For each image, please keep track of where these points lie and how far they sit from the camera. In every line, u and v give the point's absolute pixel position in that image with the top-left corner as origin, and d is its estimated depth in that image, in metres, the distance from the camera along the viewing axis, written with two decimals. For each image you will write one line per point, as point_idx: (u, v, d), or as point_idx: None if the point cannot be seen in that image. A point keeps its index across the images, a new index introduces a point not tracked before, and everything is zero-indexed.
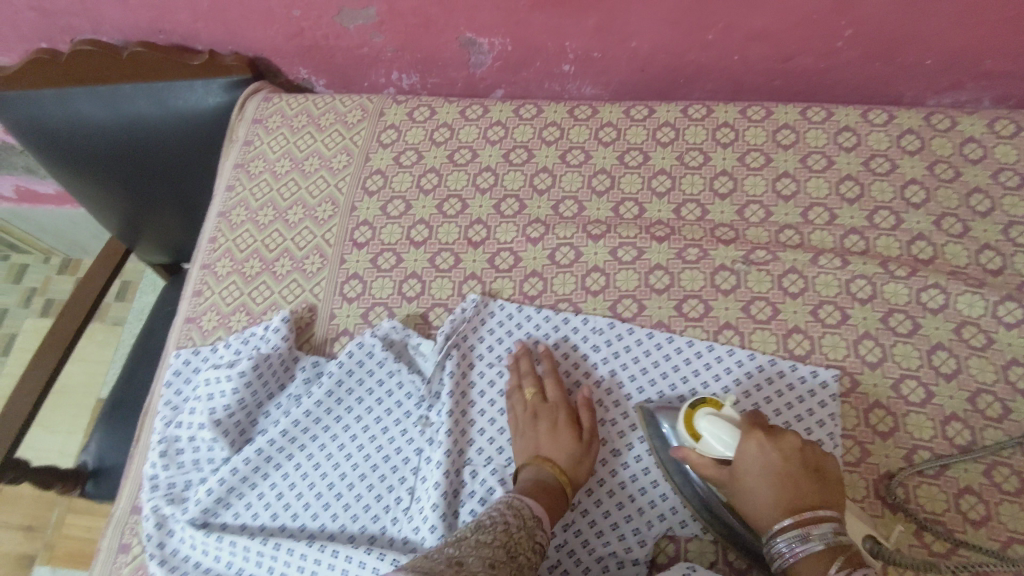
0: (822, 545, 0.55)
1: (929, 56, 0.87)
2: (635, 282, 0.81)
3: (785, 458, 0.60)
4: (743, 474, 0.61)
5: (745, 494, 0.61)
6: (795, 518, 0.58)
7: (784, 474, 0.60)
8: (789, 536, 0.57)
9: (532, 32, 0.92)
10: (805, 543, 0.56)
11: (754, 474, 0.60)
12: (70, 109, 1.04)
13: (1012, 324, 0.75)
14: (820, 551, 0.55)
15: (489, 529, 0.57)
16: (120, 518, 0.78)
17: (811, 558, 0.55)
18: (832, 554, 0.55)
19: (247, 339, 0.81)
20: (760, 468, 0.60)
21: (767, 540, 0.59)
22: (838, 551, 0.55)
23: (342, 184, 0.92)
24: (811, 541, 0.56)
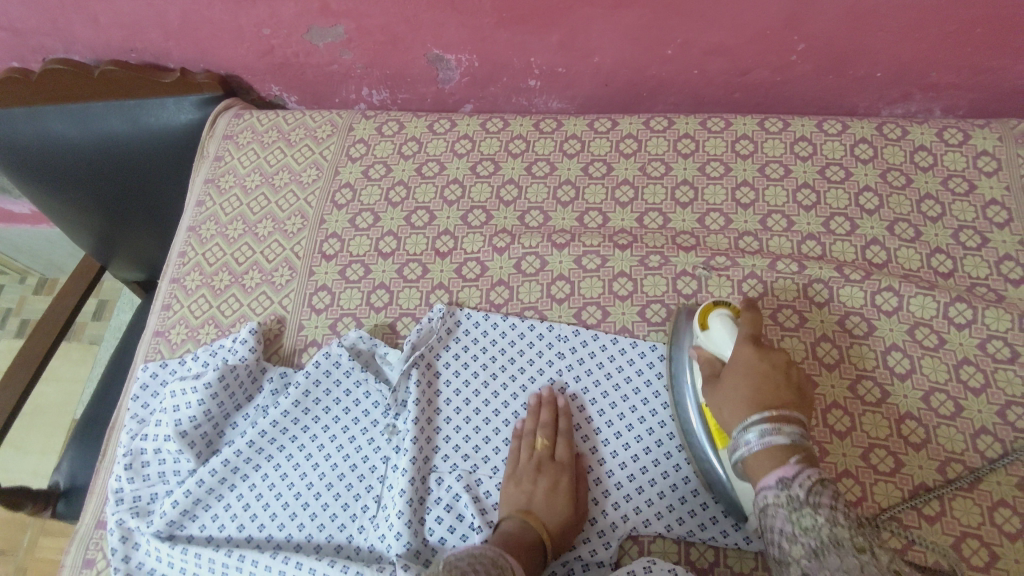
0: (787, 439, 0.59)
1: (879, 69, 0.90)
2: (599, 289, 0.83)
3: (773, 362, 0.65)
4: (735, 366, 0.65)
5: (726, 391, 0.64)
6: (767, 409, 0.61)
7: (766, 373, 0.64)
8: (760, 423, 0.60)
9: (498, 49, 0.95)
10: (772, 434, 0.59)
11: (739, 368, 0.65)
12: (41, 127, 1.04)
13: (962, 324, 0.77)
14: (785, 443, 0.58)
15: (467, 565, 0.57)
16: (85, 534, 0.77)
17: (774, 449, 0.58)
18: (793, 451, 0.58)
19: (215, 351, 0.82)
20: (749, 370, 0.64)
21: (735, 431, 0.62)
22: (800, 450, 0.59)
23: (312, 198, 0.94)
24: (778, 434, 0.59)
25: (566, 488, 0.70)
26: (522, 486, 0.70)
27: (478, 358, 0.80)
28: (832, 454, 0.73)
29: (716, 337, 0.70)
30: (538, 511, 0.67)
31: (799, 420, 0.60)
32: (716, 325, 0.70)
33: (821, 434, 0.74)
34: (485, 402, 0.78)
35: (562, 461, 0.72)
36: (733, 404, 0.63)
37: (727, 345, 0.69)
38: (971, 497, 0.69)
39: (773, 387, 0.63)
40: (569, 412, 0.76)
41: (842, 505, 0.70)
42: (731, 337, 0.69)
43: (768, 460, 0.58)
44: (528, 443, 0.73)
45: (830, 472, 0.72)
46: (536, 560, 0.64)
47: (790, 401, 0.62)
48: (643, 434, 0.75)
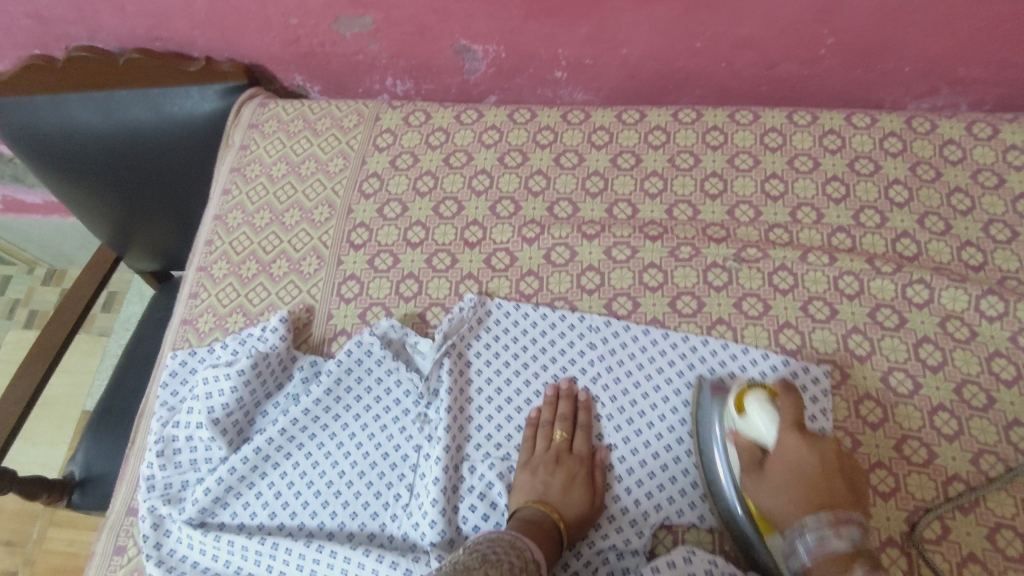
0: (848, 545, 0.56)
1: (908, 63, 0.90)
2: (630, 280, 0.83)
3: (824, 455, 0.62)
4: (783, 460, 0.63)
5: (776, 480, 0.62)
6: (824, 512, 0.59)
7: (820, 479, 0.61)
8: (820, 530, 0.57)
9: (526, 40, 0.94)
10: (834, 539, 0.57)
11: (787, 460, 0.62)
12: (63, 114, 1.04)
13: (995, 317, 0.77)
14: (845, 550, 0.56)
15: (497, 566, 0.55)
16: (115, 521, 0.77)
17: (835, 555, 0.56)
18: (856, 556, 0.56)
19: (244, 339, 0.81)
20: (800, 459, 0.62)
21: (792, 531, 0.59)
22: (861, 555, 0.56)
23: (339, 187, 0.93)
24: (839, 539, 0.57)
25: (582, 478, 0.71)
26: (538, 476, 0.71)
27: (509, 347, 0.80)
28: (865, 445, 0.73)
29: (758, 426, 0.65)
30: (554, 502, 0.68)
31: (859, 522, 0.59)
32: (754, 409, 0.65)
33: (854, 425, 0.74)
34: (516, 391, 0.78)
35: (579, 454, 0.73)
36: (789, 502, 0.61)
37: (769, 433, 0.64)
38: (1004, 488, 0.69)
39: (828, 488, 0.61)
40: (591, 408, 0.76)
41: (875, 495, 0.70)
42: (773, 424, 0.64)
43: (830, 573, 0.56)
44: (545, 433, 0.74)
45: (863, 463, 0.72)
46: (551, 551, 0.64)
47: (844, 503, 0.60)
48: (676, 425, 0.75)
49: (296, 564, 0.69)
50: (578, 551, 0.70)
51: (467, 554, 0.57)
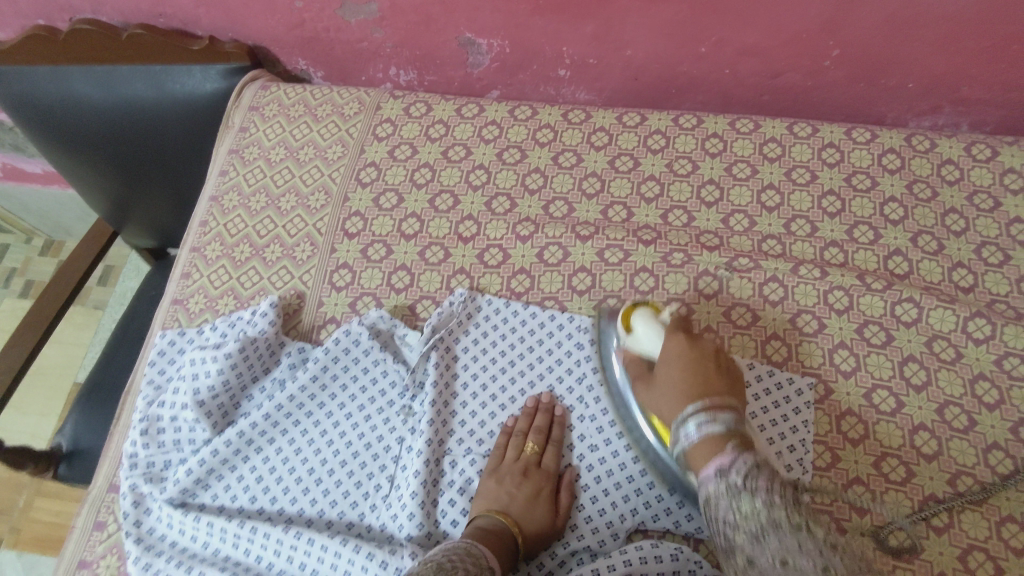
0: (721, 426, 0.56)
1: (911, 79, 0.90)
2: (621, 283, 0.83)
3: (703, 356, 0.65)
4: (666, 357, 0.66)
5: (664, 381, 0.65)
6: (700, 401, 0.60)
7: (701, 370, 0.64)
8: (695, 415, 0.58)
9: (531, 37, 0.94)
10: (708, 424, 0.57)
11: (671, 355, 0.66)
12: (63, 86, 1.04)
13: (981, 340, 0.77)
14: (719, 432, 0.56)
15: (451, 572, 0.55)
16: (97, 497, 0.78)
17: (715, 438, 0.56)
18: (729, 436, 0.55)
19: (233, 322, 0.82)
20: (678, 355, 0.65)
21: (676, 425, 0.60)
22: (735, 435, 0.56)
23: (336, 174, 0.93)
24: (712, 422, 0.57)
25: (546, 493, 0.70)
26: (504, 486, 0.70)
27: (497, 344, 0.80)
28: (843, 461, 0.73)
29: (641, 336, 0.70)
30: (515, 514, 0.68)
31: (733, 406, 0.59)
32: (640, 324, 0.71)
33: (834, 440, 0.74)
34: (501, 388, 0.78)
35: (547, 470, 0.72)
36: (672, 397, 0.63)
37: (653, 344, 0.69)
38: (979, 510, 0.70)
39: (705, 379, 0.62)
40: (566, 422, 0.76)
41: (852, 511, 0.71)
42: (658, 335, 0.69)
43: (706, 450, 0.55)
44: (517, 443, 0.73)
45: (841, 478, 0.72)
46: (507, 561, 0.64)
47: (721, 389, 0.62)
48: None
49: (273, 550, 0.69)
50: (553, 551, 0.70)
51: (422, 564, 0.57)
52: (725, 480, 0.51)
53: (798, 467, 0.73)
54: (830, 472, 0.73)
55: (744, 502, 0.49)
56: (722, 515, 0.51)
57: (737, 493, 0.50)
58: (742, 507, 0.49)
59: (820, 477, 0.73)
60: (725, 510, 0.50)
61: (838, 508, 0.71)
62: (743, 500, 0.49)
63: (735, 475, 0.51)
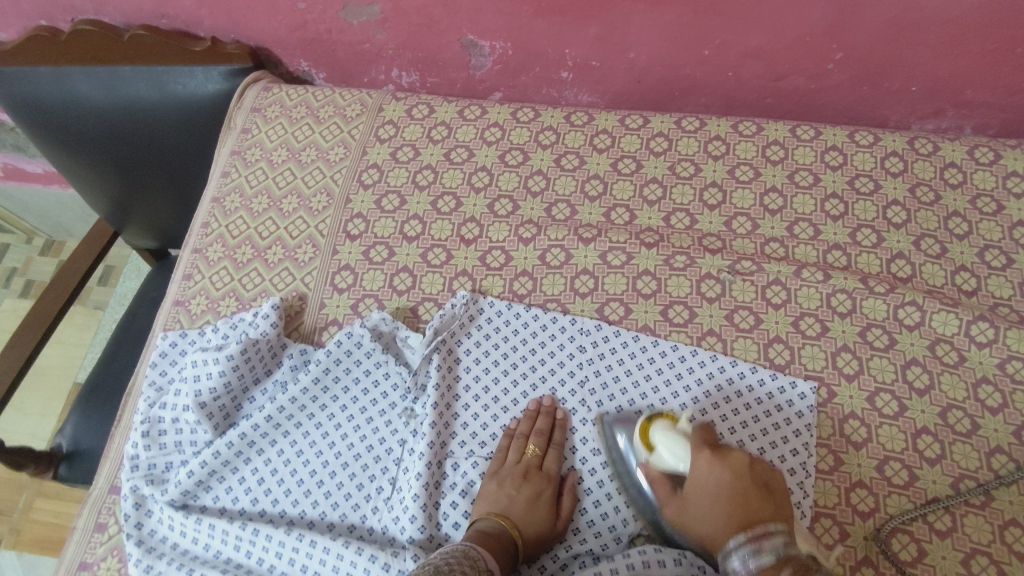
0: (772, 557, 0.54)
1: (915, 83, 0.90)
2: (623, 285, 0.83)
3: (737, 466, 0.61)
4: (699, 493, 0.61)
5: (695, 508, 0.61)
6: (742, 532, 0.57)
7: (738, 484, 0.60)
8: (742, 549, 0.56)
9: (534, 39, 0.94)
10: (756, 557, 0.55)
11: (703, 486, 0.61)
12: (67, 88, 1.04)
13: (983, 344, 0.77)
14: (771, 562, 0.54)
15: None
16: (98, 498, 0.77)
17: (765, 572, 0.53)
18: (785, 563, 0.53)
19: (235, 324, 0.81)
20: (707, 478, 0.61)
21: (721, 559, 0.58)
22: (791, 560, 0.53)
23: (338, 176, 0.93)
24: (762, 554, 0.54)
25: (547, 496, 0.70)
26: (505, 488, 0.70)
27: (499, 347, 0.80)
28: (846, 464, 0.73)
29: (665, 458, 0.66)
30: (515, 517, 0.67)
31: (783, 530, 0.57)
32: (661, 443, 0.66)
33: (837, 443, 0.74)
34: (503, 391, 0.78)
35: (548, 472, 0.72)
36: (712, 527, 0.59)
37: (678, 463, 0.65)
38: (982, 515, 0.70)
39: (742, 498, 0.59)
40: (567, 425, 0.76)
41: (855, 515, 0.71)
42: (684, 453, 0.64)
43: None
44: (518, 445, 0.73)
45: (844, 482, 0.72)
46: (507, 564, 0.63)
47: (764, 515, 0.58)
48: None
49: (275, 553, 0.69)
50: (555, 553, 0.70)
51: (421, 567, 0.57)
52: None
53: (802, 470, 0.72)
54: (833, 476, 0.73)
55: None
56: None
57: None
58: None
59: (822, 481, 0.73)
60: None
61: (841, 512, 0.71)
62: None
63: None
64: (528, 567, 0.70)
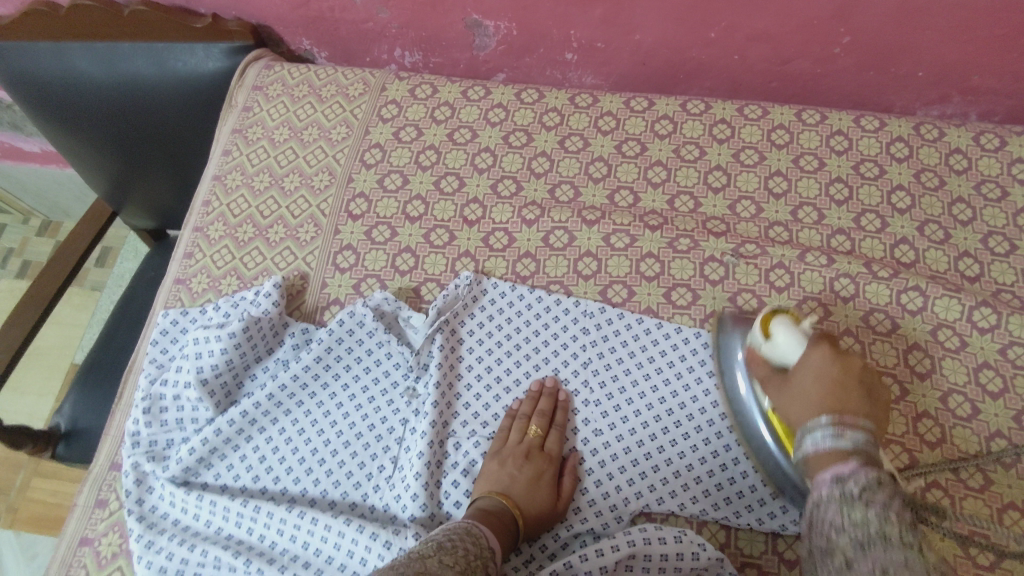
0: (850, 444, 0.55)
1: (921, 68, 0.90)
2: (626, 268, 0.82)
3: (847, 370, 0.62)
4: (807, 366, 0.63)
5: (796, 385, 0.63)
6: (834, 413, 0.58)
7: (839, 379, 0.61)
8: (823, 426, 0.57)
9: (539, 19, 0.93)
10: (835, 437, 0.56)
11: (811, 365, 0.63)
12: (65, 64, 1.03)
13: (986, 329, 0.77)
14: (847, 447, 0.55)
15: (452, 552, 0.55)
16: (98, 475, 0.77)
17: (842, 451, 0.55)
18: (858, 454, 0.55)
19: (236, 303, 0.81)
20: (820, 367, 0.62)
21: (801, 432, 0.59)
22: (864, 454, 0.55)
23: (340, 156, 0.93)
24: (842, 437, 0.56)
25: (549, 477, 0.70)
26: (506, 467, 0.70)
27: (502, 328, 0.80)
28: None
29: (782, 345, 0.66)
30: (516, 496, 0.67)
31: (868, 427, 0.57)
32: (779, 330, 0.67)
33: None
34: (506, 371, 0.78)
35: (550, 453, 0.72)
36: (805, 405, 0.61)
37: (793, 350, 0.65)
38: (982, 498, 0.70)
39: (845, 393, 0.60)
40: (569, 407, 0.76)
41: None
42: (797, 343, 0.65)
43: (830, 461, 0.55)
44: (520, 426, 0.73)
45: None
46: (507, 542, 0.64)
47: (858, 410, 0.59)
48: (663, 415, 0.74)
49: (276, 530, 0.69)
50: (556, 532, 0.70)
51: (423, 543, 0.57)
52: (842, 488, 0.52)
53: None
54: None
55: (856, 511, 0.50)
56: (827, 514, 0.52)
57: (851, 501, 0.50)
58: (854, 513, 0.49)
59: None
60: (832, 514, 0.51)
61: None
62: (856, 509, 0.50)
63: (853, 485, 0.51)
64: (529, 546, 0.70)
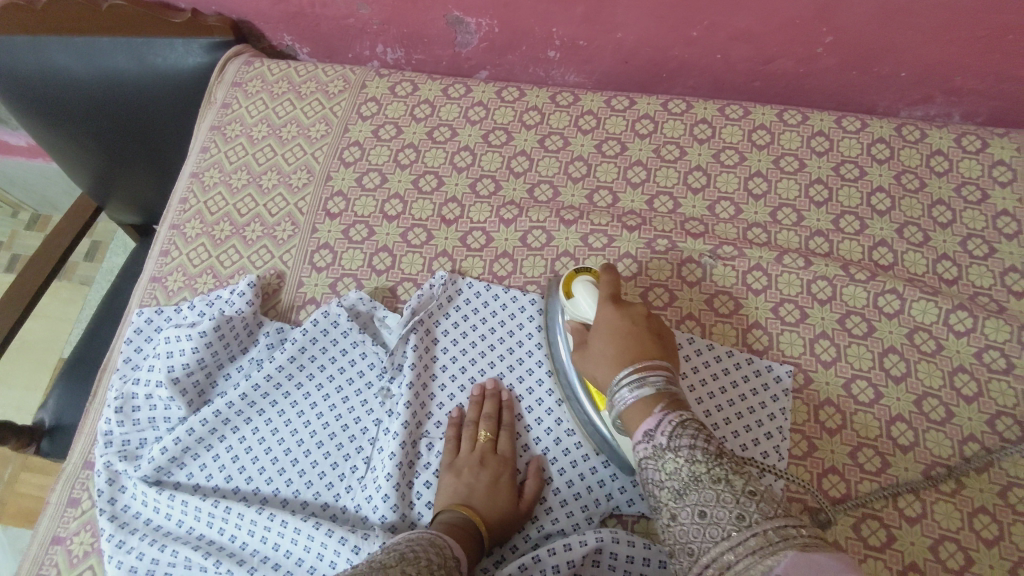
0: (652, 388, 0.57)
1: (904, 68, 0.89)
2: (603, 268, 0.82)
3: (634, 316, 0.65)
4: (600, 328, 0.65)
5: (593, 350, 0.64)
6: (631, 363, 0.60)
7: (630, 329, 0.63)
8: (627, 380, 0.58)
9: (519, 16, 0.93)
10: (639, 387, 0.58)
11: (600, 325, 0.65)
12: (44, 58, 1.01)
13: (961, 332, 0.77)
14: (650, 394, 0.57)
15: (413, 562, 0.54)
16: (71, 473, 0.77)
17: (643, 400, 0.57)
18: (658, 398, 0.57)
19: (211, 301, 0.80)
20: (610, 321, 0.64)
21: (610, 391, 0.60)
22: (665, 396, 0.57)
23: (320, 153, 0.92)
24: (644, 385, 0.57)
25: (507, 481, 0.70)
26: (463, 478, 0.69)
27: (477, 328, 0.80)
28: (820, 450, 0.73)
29: (580, 304, 0.68)
30: (476, 506, 0.66)
31: (664, 365, 0.60)
32: (579, 292, 0.69)
33: (812, 429, 0.74)
34: (480, 371, 0.78)
35: (503, 455, 0.72)
36: (605, 362, 0.62)
37: (588, 308, 0.68)
38: (953, 502, 0.70)
39: (637, 340, 0.62)
40: (513, 406, 0.76)
41: (826, 500, 0.71)
42: (592, 301, 0.68)
43: (641, 413, 0.57)
44: (469, 433, 0.73)
45: (817, 467, 0.72)
46: (472, 552, 0.62)
47: (651, 352, 0.61)
48: None
49: (247, 531, 0.69)
50: (527, 533, 0.70)
51: (385, 554, 0.55)
52: (654, 442, 0.54)
53: (775, 454, 0.72)
54: (806, 461, 0.73)
55: (669, 460, 0.52)
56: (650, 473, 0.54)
57: (663, 452, 0.53)
58: (667, 466, 0.52)
59: (796, 466, 0.72)
60: (654, 468, 0.54)
61: (813, 496, 0.71)
62: (669, 461, 0.52)
63: (661, 436, 0.54)
64: (500, 547, 0.69)
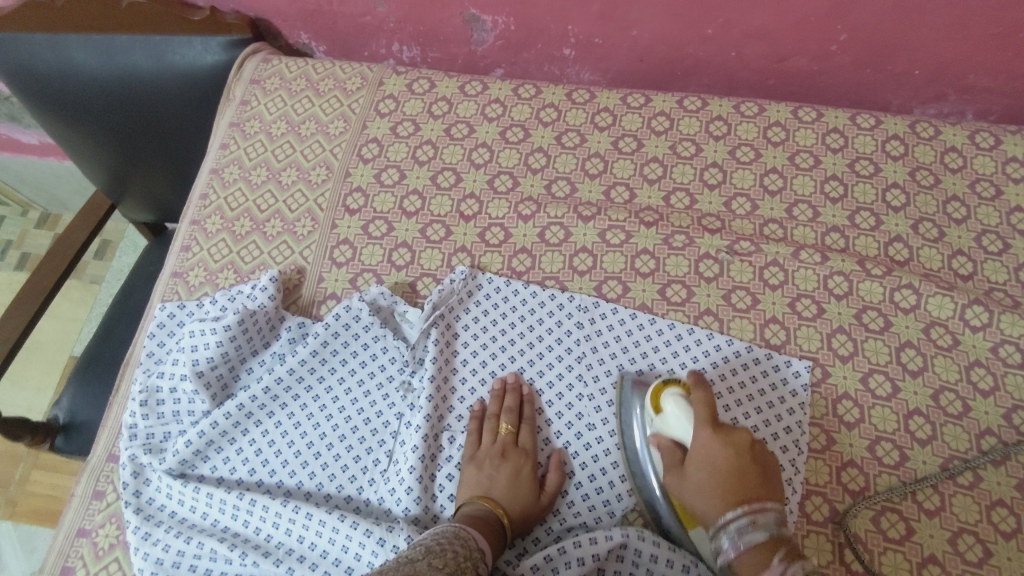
0: (765, 535, 0.56)
1: (918, 66, 0.90)
2: (621, 264, 0.83)
3: (739, 446, 0.61)
4: (698, 460, 0.61)
5: (693, 481, 0.61)
6: (742, 504, 0.58)
7: (735, 467, 0.60)
8: (737, 522, 0.57)
9: (536, 14, 0.93)
10: (751, 531, 0.56)
11: (702, 460, 0.61)
12: (63, 56, 1.01)
13: (977, 327, 0.77)
14: (762, 540, 0.56)
15: (441, 554, 0.55)
16: (96, 467, 0.78)
17: (755, 545, 0.56)
18: (775, 544, 0.56)
19: (233, 296, 0.82)
20: (709, 451, 0.61)
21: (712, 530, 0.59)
22: (780, 542, 0.56)
23: (338, 149, 0.93)
24: (755, 530, 0.56)
25: (528, 474, 0.70)
26: (484, 470, 0.70)
27: (497, 323, 0.80)
28: (839, 444, 0.74)
29: (672, 420, 0.64)
30: (497, 497, 0.67)
31: (773, 508, 0.58)
32: (670, 409, 0.64)
33: (830, 423, 0.75)
34: (501, 365, 0.78)
35: (524, 448, 0.72)
36: (709, 498, 0.60)
37: (687, 429, 0.63)
38: (970, 495, 0.70)
39: (740, 478, 0.60)
40: (534, 400, 0.76)
41: (845, 493, 0.72)
42: (689, 423, 0.63)
43: (752, 562, 0.55)
44: (491, 427, 0.73)
45: (836, 461, 0.73)
46: (496, 545, 0.64)
47: (760, 492, 0.59)
48: None
49: (272, 523, 0.70)
50: (549, 525, 0.71)
51: (412, 548, 0.56)
52: None
53: (795, 448, 0.73)
54: (825, 454, 0.73)
55: None
56: None
57: None
58: None
59: (814, 459, 0.73)
60: None
61: (832, 489, 0.72)
62: None
63: None
64: (522, 539, 0.70)
